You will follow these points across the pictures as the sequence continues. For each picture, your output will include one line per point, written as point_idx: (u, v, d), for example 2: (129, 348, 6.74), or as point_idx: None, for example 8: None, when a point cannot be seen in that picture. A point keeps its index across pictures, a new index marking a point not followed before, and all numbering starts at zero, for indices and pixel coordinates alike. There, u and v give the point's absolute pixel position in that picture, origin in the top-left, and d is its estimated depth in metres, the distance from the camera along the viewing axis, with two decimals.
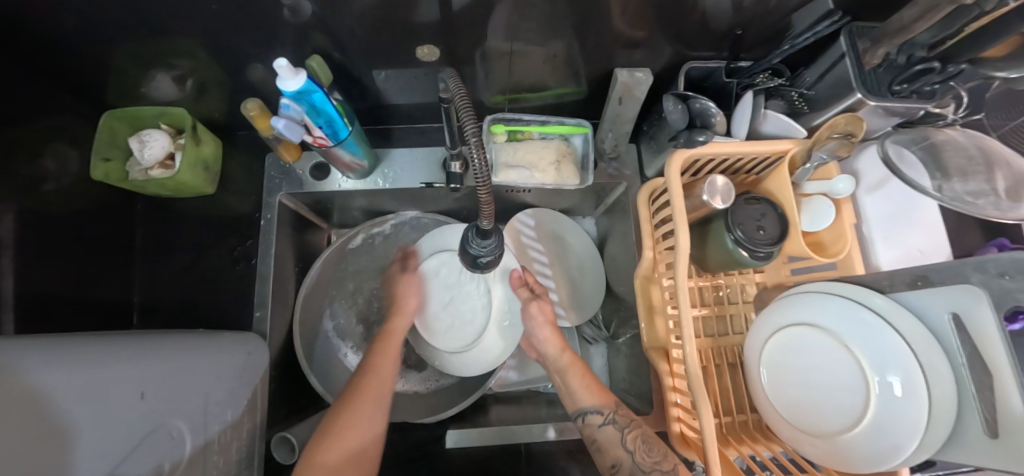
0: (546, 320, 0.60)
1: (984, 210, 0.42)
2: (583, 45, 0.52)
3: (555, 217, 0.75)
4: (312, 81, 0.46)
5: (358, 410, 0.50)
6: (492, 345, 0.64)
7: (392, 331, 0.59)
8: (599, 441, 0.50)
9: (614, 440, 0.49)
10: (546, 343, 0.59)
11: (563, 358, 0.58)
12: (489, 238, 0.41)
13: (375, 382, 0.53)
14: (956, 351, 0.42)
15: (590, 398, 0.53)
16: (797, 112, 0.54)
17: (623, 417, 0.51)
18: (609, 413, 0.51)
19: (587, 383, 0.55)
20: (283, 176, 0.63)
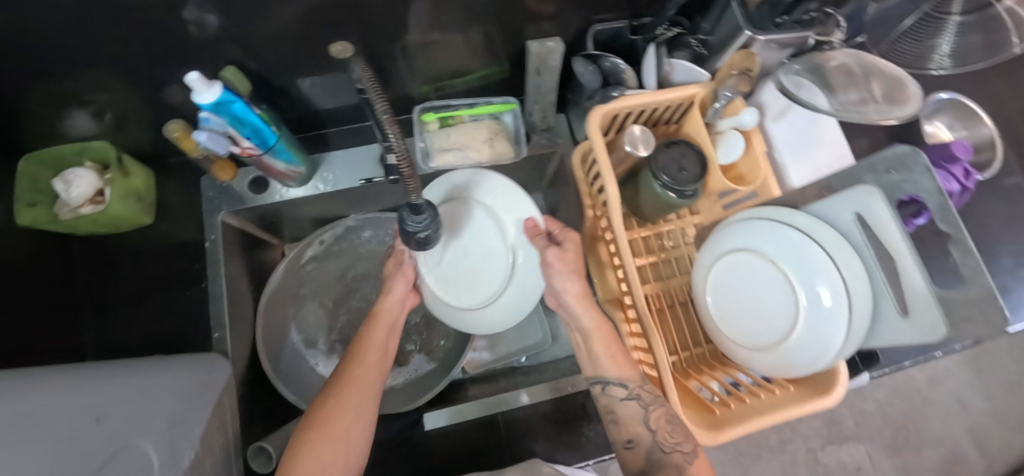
0: (570, 270, 0.53)
1: (870, 116, 0.46)
2: (494, 22, 0.54)
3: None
4: (229, 91, 0.47)
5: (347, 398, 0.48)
6: (519, 295, 0.60)
7: (383, 312, 0.57)
8: (621, 415, 0.51)
9: (637, 416, 0.49)
10: (569, 294, 0.54)
11: (595, 315, 0.54)
12: (422, 213, 0.43)
13: (362, 372, 0.51)
14: (864, 246, 0.46)
15: (615, 369, 0.52)
16: (701, 57, 0.58)
17: (648, 393, 0.50)
18: (633, 389, 0.50)
19: (614, 354, 0.52)
20: (221, 196, 0.63)
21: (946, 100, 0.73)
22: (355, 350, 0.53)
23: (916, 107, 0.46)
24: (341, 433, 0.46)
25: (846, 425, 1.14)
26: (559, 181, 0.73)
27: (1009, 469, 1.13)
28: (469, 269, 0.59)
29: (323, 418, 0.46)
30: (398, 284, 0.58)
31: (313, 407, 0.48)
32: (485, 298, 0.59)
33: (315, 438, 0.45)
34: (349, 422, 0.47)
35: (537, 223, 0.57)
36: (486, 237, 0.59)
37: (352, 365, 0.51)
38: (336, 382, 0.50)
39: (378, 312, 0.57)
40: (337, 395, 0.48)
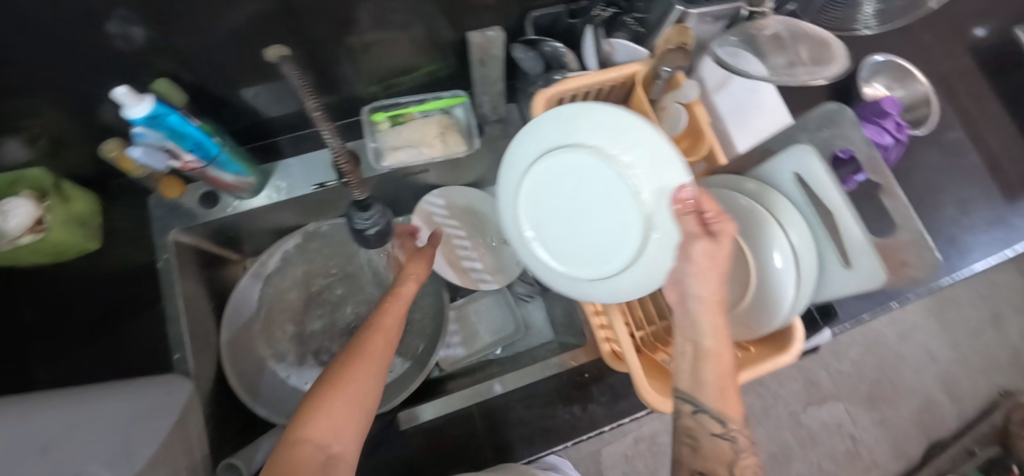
0: (715, 267, 0.40)
1: (800, 78, 0.48)
2: (432, 16, 0.54)
3: (462, 192, 0.76)
4: (162, 103, 0.46)
5: (363, 360, 0.45)
6: (638, 282, 0.45)
7: (400, 294, 0.54)
8: (702, 448, 0.45)
9: (723, 456, 0.44)
10: (700, 298, 0.41)
11: (722, 331, 0.42)
12: (369, 209, 0.43)
13: (382, 342, 0.48)
14: (802, 202, 0.48)
15: (720, 402, 0.43)
16: (639, 36, 0.59)
17: (744, 439, 0.44)
18: (731, 431, 0.43)
19: (726, 388, 0.43)
20: (171, 214, 0.61)
21: (882, 63, 0.76)
22: (376, 320, 0.50)
23: (843, 66, 0.47)
24: (358, 391, 0.44)
25: (825, 385, 1.18)
26: None
27: (979, 411, 1.19)
28: (585, 233, 0.48)
29: (343, 375, 0.44)
30: (421, 268, 0.57)
31: (330, 367, 0.45)
32: (607, 271, 0.46)
33: (335, 395, 0.42)
34: (366, 384, 0.44)
35: (691, 196, 0.39)
36: (608, 198, 0.46)
37: (370, 333, 0.48)
38: (351, 346, 0.47)
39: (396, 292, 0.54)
40: (357, 362, 0.45)
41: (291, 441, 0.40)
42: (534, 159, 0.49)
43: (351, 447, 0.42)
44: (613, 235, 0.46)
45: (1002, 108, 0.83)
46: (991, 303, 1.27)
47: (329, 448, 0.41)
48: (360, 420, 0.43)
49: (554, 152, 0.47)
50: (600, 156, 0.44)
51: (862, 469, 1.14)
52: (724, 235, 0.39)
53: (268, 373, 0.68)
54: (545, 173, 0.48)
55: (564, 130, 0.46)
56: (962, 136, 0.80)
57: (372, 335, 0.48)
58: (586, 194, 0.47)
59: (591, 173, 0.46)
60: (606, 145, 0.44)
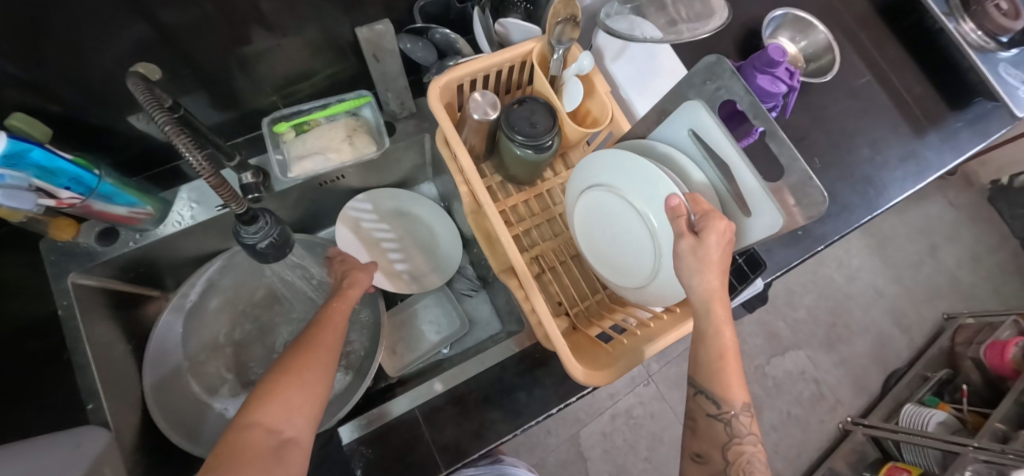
0: (718, 264, 0.39)
1: (682, 36, 0.48)
2: (313, 16, 0.52)
3: (392, 196, 0.75)
4: (20, 139, 0.42)
5: (318, 351, 0.45)
6: (670, 283, 0.47)
7: (346, 297, 0.53)
8: (697, 427, 0.45)
9: (718, 439, 0.43)
10: (705, 292, 0.40)
11: (721, 319, 0.41)
12: (256, 222, 0.41)
13: (331, 336, 0.47)
14: (702, 160, 0.48)
15: (720, 387, 0.42)
16: (531, 14, 0.58)
17: (743, 425, 0.42)
18: (727, 413, 0.42)
19: (725, 367, 0.42)
20: (66, 257, 0.57)
21: (783, 16, 0.77)
22: (321, 319, 0.49)
23: (722, 18, 0.48)
24: (312, 379, 0.43)
25: (784, 335, 1.23)
26: (440, 166, 0.73)
27: (927, 338, 1.25)
28: (615, 249, 0.51)
29: (296, 363, 0.43)
30: (363, 278, 0.56)
31: (281, 359, 0.44)
32: (640, 279, 0.50)
33: (288, 382, 0.41)
34: (318, 373, 0.43)
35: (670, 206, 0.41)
36: (623, 220, 0.49)
37: (317, 329, 0.47)
38: (300, 341, 0.46)
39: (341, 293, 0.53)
40: (307, 354, 0.44)
41: (240, 426, 0.38)
42: (575, 196, 0.55)
43: (304, 432, 0.40)
44: (641, 249, 0.49)
45: (901, 48, 0.87)
46: (926, 235, 1.34)
47: (282, 433, 0.39)
48: (313, 409, 0.42)
49: (581, 193, 0.53)
50: (609, 191, 0.49)
51: (827, 409, 1.19)
52: (713, 233, 0.39)
53: (205, 408, 0.66)
54: (578, 207, 0.54)
55: (585, 172, 0.52)
56: (867, 79, 0.83)
57: (321, 329, 0.47)
58: (606, 218, 0.51)
59: (604, 201, 0.50)
60: (610, 179, 0.48)
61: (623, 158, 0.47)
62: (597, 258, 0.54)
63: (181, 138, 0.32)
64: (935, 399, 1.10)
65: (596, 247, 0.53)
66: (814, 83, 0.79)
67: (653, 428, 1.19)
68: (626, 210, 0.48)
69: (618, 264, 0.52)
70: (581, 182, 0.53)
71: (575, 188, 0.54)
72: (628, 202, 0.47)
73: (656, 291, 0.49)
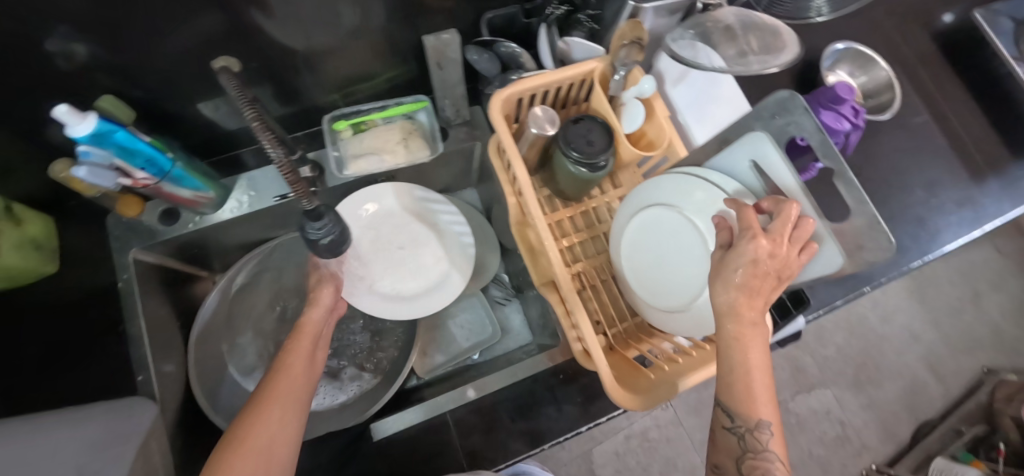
0: (751, 285, 0.38)
1: (751, 68, 0.48)
2: (384, 22, 0.54)
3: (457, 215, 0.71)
4: (106, 121, 0.45)
5: (269, 410, 0.45)
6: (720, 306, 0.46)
7: (311, 326, 0.55)
8: (717, 442, 0.43)
9: (734, 448, 0.41)
10: (730, 307, 0.38)
11: (741, 331, 0.38)
12: (322, 219, 0.42)
13: (286, 384, 0.48)
14: (761, 191, 0.48)
15: (739, 399, 0.39)
16: (595, 33, 0.59)
17: (755, 439, 0.39)
18: (738, 425, 0.40)
19: (751, 381, 0.39)
20: (129, 233, 0.60)
21: (844, 50, 0.76)
22: (278, 366, 0.50)
23: (793, 54, 0.47)
24: (261, 445, 0.43)
25: (811, 372, 1.19)
26: (486, 174, 0.74)
27: (963, 390, 1.20)
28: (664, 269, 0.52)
29: (245, 429, 0.43)
30: (325, 296, 0.57)
31: (235, 422, 0.44)
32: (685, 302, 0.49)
33: (237, 453, 0.41)
34: (272, 430, 0.44)
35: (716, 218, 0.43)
36: (677, 239, 0.51)
37: (273, 378, 0.48)
38: (261, 393, 0.47)
39: (302, 328, 0.54)
40: (265, 409, 0.45)
41: None
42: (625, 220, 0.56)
43: None
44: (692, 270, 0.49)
45: (964, 89, 0.84)
46: (969, 281, 1.29)
47: None
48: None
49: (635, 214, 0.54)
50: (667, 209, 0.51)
51: (851, 453, 1.15)
52: (742, 247, 0.38)
53: (242, 389, 0.68)
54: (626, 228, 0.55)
55: (643, 194, 0.54)
56: (927, 119, 0.81)
57: (274, 383, 0.48)
58: (655, 238, 0.52)
59: (657, 219, 0.52)
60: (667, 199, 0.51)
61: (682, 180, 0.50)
62: (638, 283, 0.54)
63: (265, 132, 0.33)
64: (968, 455, 1.05)
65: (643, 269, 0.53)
66: (871, 120, 0.78)
67: (669, 453, 1.17)
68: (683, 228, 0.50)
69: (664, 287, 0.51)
70: (632, 206, 0.55)
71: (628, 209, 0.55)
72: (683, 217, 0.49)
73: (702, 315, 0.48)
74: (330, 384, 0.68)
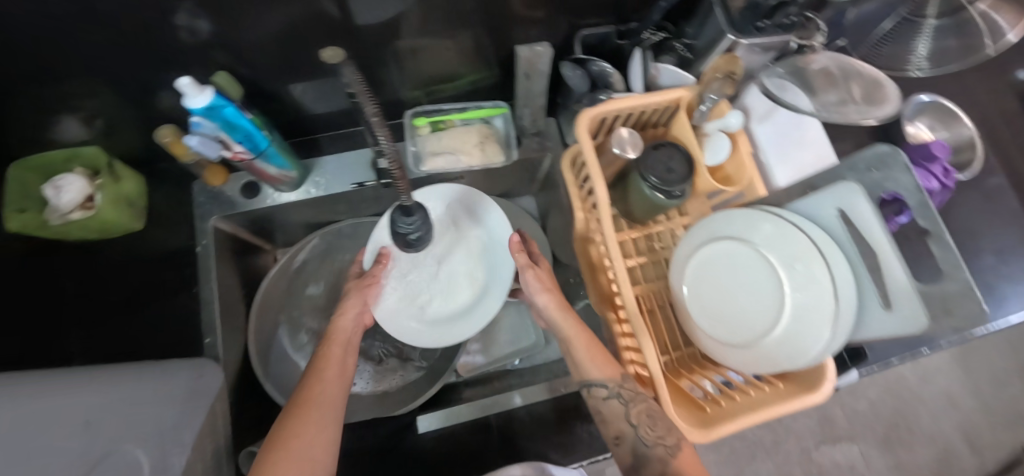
0: (543, 286, 0.62)
1: (850, 117, 0.47)
2: (479, 29, 0.55)
3: (497, 213, 0.68)
4: (221, 96, 0.47)
5: (306, 415, 0.47)
6: (791, 343, 0.47)
7: (340, 335, 0.57)
8: (605, 412, 0.53)
9: (620, 414, 0.51)
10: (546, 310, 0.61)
11: (562, 319, 0.60)
12: (413, 215, 0.44)
13: (320, 388, 0.50)
14: (845, 241, 0.48)
15: (596, 369, 0.55)
16: (686, 61, 0.59)
17: (627, 391, 0.52)
18: (613, 388, 0.53)
19: (591, 352, 0.56)
20: (212, 200, 0.63)
21: (927, 103, 0.75)
22: (312, 372, 0.52)
23: (887, 110, 0.47)
24: (300, 448, 0.44)
25: (840, 424, 1.16)
26: (549, 185, 0.75)
27: (1000, 466, 1.15)
28: (731, 301, 0.52)
29: (284, 435, 0.45)
30: (353, 304, 0.59)
31: (274, 428, 0.46)
32: (751, 336, 0.50)
33: (279, 455, 0.43)
34: (311, 434, 0.45)
35: (517, 239, 0.62)
36: (750, 271, 0.52)
37: (308, 383, 0.50)
38: (297, 399, 0.49)
39: (332, 338, 0.56)
40: (299, 415, 0.46)
41: None
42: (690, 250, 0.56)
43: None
44: (763, 304, 0.50)
45: None
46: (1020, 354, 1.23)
47: None
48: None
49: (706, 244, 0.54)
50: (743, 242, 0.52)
51: None
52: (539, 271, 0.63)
53: (291, 363, 0.70)
54: (692, 257, 0.55)
55: (713, 225, 0.55)
56: (1007, 184, 0.78)
57: (309, 387, 0.49)
58: (726, 269, 0.53)
59: (735, 250, 0.53)
60: (743, 233, 0.53)
61: (757, 218, 0.53)
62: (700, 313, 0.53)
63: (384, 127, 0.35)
64: None
65: (707, 300, 0.53)
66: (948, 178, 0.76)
67: None
68: (757, 262, 0.52)
69: (727, 318, 0.51)
70: (698, 237, 0.55)
71: (695, 238, 0.56)
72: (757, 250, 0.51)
73: (770, 351, 0.48)
74: (375, 371, 0.70)
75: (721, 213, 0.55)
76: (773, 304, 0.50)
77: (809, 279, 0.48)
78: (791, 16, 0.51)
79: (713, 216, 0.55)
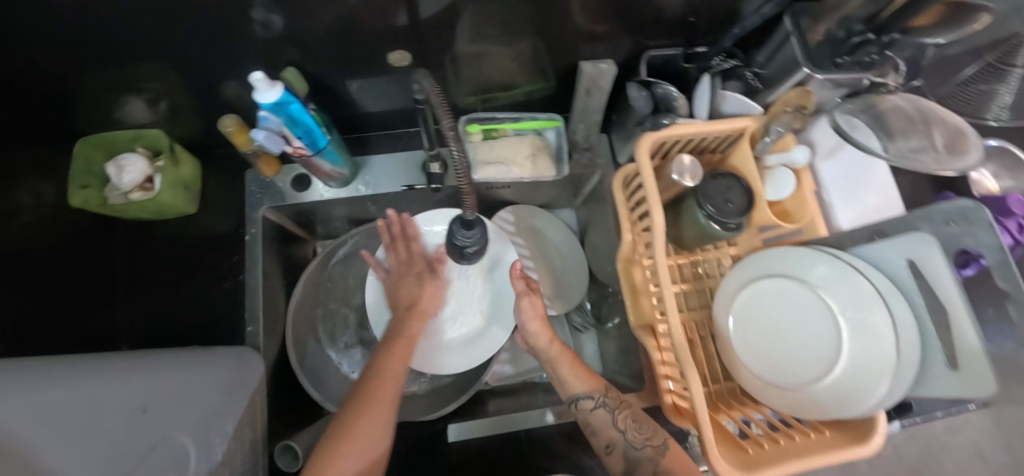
0: (537, 313, 0.60)
1: (926, 166, 0.45)
2: (545, 43, 0.54)
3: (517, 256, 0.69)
4: (289, 92, 0.48)
5: (371, 413, 0.48)
6: (844, 392, 0.46)
7: (407, 337, 0.58)
8: (593, 424, 0.52)
9: (607, 421, 0.51)
10: (535, 336, 0.59)
11: (547, 337, 0.59)
12: (473, 228, 0.43)
13: (388, 388, 0.51)
14: (914, 293, 0.46)
15: (581, 384, 0.55)
16: (753, 90, 0.58)
17: (613, 400, 0.53)
18: (599, 398, 0.53)
19: (570, 368, 0.57)
20: (263, 191, 0.64)
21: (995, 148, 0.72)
22: (377, 372, 0.53)
23: (974, 160, 0.44)
24: (364, 445, 0.46)
25: None
26: (594, 201, 0.74)
27: None
28: (779, 341, 0.51)
29: (350, 431, 0.46)
30: (432, 291, 0.65)
31: (333, 427, 0.47)
32: (800, 379, 0.49)
33: (342, 453, 0.44)
34: (376, 430, 0.47)
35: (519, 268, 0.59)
36: (802, 311, 0.51)
37: (375, 382, 0.51)
38: (361, 395, 0.50)
39: (402, 336, 0.58)
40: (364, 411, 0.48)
41: None
42: (739, 285, 0.55)
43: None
44: (814, 348, 0.49)
45: None
46: None
47: None
48: None
49: (757, 280, 0.53)
50: (798, 282, 0.51)
51: None
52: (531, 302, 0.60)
53: (323, 356, 0.71)
54: (740, 292, 0.54)
55: (764, 261, 0.54)
56: None
57: (378, 386, 0.50)
58: (778, 307, 0.52)
59: (788, 288, 0.52)
60: (798, 272, 0.52)
61: (813, 259, 0.52)
62: (745, 349, 0.52)
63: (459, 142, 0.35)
64: None
65: (755, 337, 0.52)
66: None
67: None
68: (812, 302, 0.51)
69: (774, 358, 0.50)
70: (750, 271, 0.55)
71: (745, 272, 0.55)
72: (813, 291, 0.50)
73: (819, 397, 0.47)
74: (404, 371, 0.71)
75: (774, 249, 0.55)
76: (828, 351, 0.48)
77: (869, 327, 0.47)
78: (871, 55, 0.50)
79: (769, 251, 0.55)
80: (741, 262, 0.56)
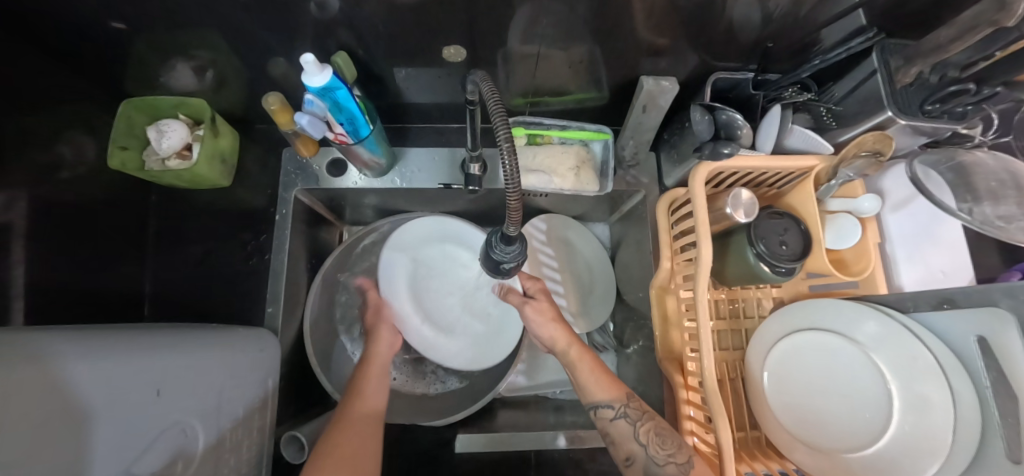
0: (549, 318, 0.58)
1: (1016, 235, 0.41)
2: (607, 53, 0.51)
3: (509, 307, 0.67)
4: (337, 77, 0.46)
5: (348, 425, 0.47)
6: (889, 464, 0.42)
7: (376, 355, 0.58)
8: (612, 434, 0.49)
9: (627, 433, 0.48)
10: (552, 339, 0.57)
11: (560, 337, 0.56)
12: (513, 244, 0.41)
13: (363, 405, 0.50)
14: (981, 374, 0.41)
15: (600, 391, 0.51)
16: (824, 127, 0.54)
17: (634, 410, 0.49)
18: (620, 407, 0.49)
19: (590, 374, 0.53)
20: (299, 171, 0.64)
21: None
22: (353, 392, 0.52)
23: None
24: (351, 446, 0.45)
25: None
26: (631, 220, 0.71)
27: None
28: (817, 398, 0.48)
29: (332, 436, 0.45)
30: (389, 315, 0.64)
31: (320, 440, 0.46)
32: (838, 444, 0.45)
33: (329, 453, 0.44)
34: (358, 436, 0.46)
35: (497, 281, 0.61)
36: (846, 370, 0.48)
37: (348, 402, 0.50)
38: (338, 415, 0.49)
39: (370, 358, 0.57)
40: (346, 429, 0.46)
41: None
42: (778, 335, 0.52)
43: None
44: (857, 413, 0.46)
45: None
46: None
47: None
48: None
49: (798, 332, 0.50)
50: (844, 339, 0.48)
51: None
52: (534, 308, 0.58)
53: (339, 345, 0.71)
54: (779, 341, 0.51)
55: (807, 313, 0.51)
56: None
57: (349, 405, 0.50)
58: (818, 363, 0.49)
59: (831, 343, 0.49)
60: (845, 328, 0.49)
61: (863, 317, 0.48)
62: (779, 402, 0.49)
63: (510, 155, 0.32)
64: None
65: (790, 391, 0.49)
66: None
67: None
68: (858, 363, 0.47)
69: (810, 418, 0.47)
70: (793, 322, 0.51)
71: (784, 321, 0.52)
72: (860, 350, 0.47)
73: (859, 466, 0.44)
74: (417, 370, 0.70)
75: (817, 301, 0.51)
76: (874, 419, 0.45)
77: (921, 398, 0.43)
78: (965, 106, 0.45)
79: (816, 302, 0.51)
80: (781, 310, 0.53)
